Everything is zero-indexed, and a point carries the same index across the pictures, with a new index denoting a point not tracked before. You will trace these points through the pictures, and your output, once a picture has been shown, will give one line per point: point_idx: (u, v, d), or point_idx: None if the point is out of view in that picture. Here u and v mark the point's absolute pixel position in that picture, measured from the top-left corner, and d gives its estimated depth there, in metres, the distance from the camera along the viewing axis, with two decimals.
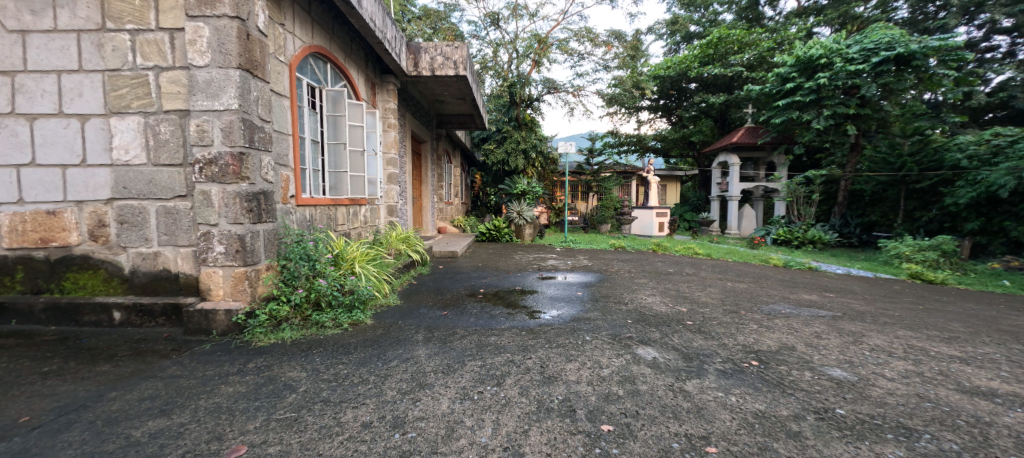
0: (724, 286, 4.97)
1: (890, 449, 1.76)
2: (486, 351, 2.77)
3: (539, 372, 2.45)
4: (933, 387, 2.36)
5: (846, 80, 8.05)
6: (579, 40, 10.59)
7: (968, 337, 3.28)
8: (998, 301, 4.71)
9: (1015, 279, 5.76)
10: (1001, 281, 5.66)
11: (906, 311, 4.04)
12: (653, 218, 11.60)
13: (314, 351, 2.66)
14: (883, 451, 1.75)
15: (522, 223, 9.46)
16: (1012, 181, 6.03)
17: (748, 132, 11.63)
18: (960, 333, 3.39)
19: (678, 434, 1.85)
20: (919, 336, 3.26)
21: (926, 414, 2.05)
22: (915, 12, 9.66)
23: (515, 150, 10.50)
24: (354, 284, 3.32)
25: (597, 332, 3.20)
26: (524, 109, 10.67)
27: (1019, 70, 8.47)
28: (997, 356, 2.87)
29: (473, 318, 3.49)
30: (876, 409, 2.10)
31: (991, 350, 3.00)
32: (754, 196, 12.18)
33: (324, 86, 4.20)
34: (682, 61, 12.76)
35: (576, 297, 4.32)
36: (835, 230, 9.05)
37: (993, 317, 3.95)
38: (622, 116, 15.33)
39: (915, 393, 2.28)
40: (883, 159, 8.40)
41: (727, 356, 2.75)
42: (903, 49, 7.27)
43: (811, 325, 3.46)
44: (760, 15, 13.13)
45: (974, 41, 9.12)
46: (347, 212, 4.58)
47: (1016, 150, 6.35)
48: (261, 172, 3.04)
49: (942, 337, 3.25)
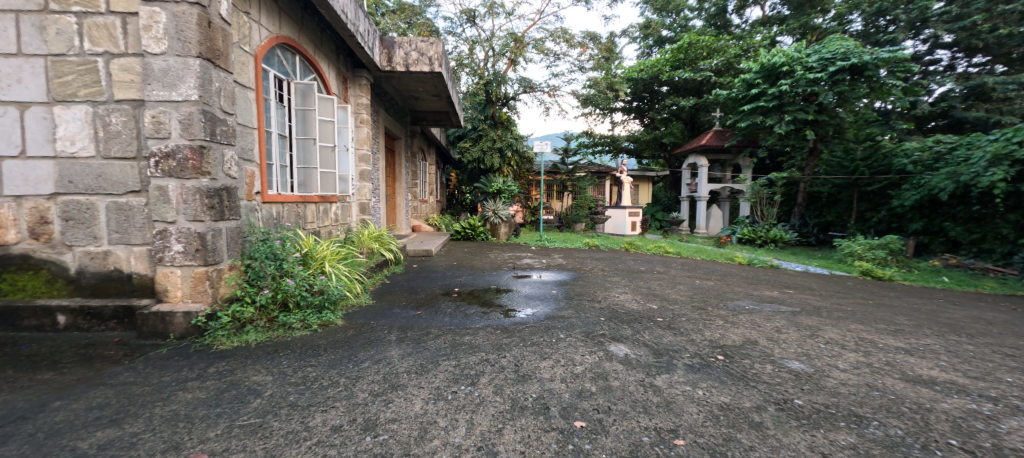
0: (692, 283, 5.12)
1: (842, 436, 1.85)
2: (460, 350, 2.74)
3: (514, 370, 2.45)
4: (881, 376, 2.49)
5: (806, 88, 8.37)
6: (555, 40, 10.53)
7: (911, 329, 3.48)
8: (939, 296, 5.04)
9: (953, 275, 6.17)
10: (942, 277, 6.07)
11: (858, 306, 4.27)
12: (626, 218, 11.81)
13: (281, 353, 2.56)
14: (836, 438, 1.83)
15: (497, 221, 9.40)
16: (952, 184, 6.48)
17: (716, 135, 12.02)
18: (904, 326, 3.60)
19: (648, 428, 1.89)
20: (869, 329, 3.44)
21: (874, 402, 2.16)
22: (868, 25, 10.22)
23: (491, 149, 10.51)
24: (324, 284, 3.22)
25: (571, 329, 3.22)
26: (500, 107, 10.71)
27: (958, 82, 9.09)
28: (937, 347, 3.06)
29: (448, 318, 3.44)
30: (831, 398, 2.19)
31: (931, 341, 3.21)
32: (721, 197, 12.55)
33: (292, 78, 4.04)
34: (655, 64, 13.01)
35: (550, 295, 4.31)
36: (795, 230, 9.47)
37: (934, 310, 4.23)
38: (597, 117, 15.50)
39: (866, 383, 2.40)
40: (839, 163, 8.91)
41: (695, 351, 2.82)
42: (858, 59, 7.64)
43: (772, 320, 3.60)
44: (728, 22, 13.52)
45: (919, 55, 9.77)
46: (317, 210, 4.44)
47: (954, 157, 6.84)
48: (223, 167, 2.91)
49: (889, 330, 3.45)
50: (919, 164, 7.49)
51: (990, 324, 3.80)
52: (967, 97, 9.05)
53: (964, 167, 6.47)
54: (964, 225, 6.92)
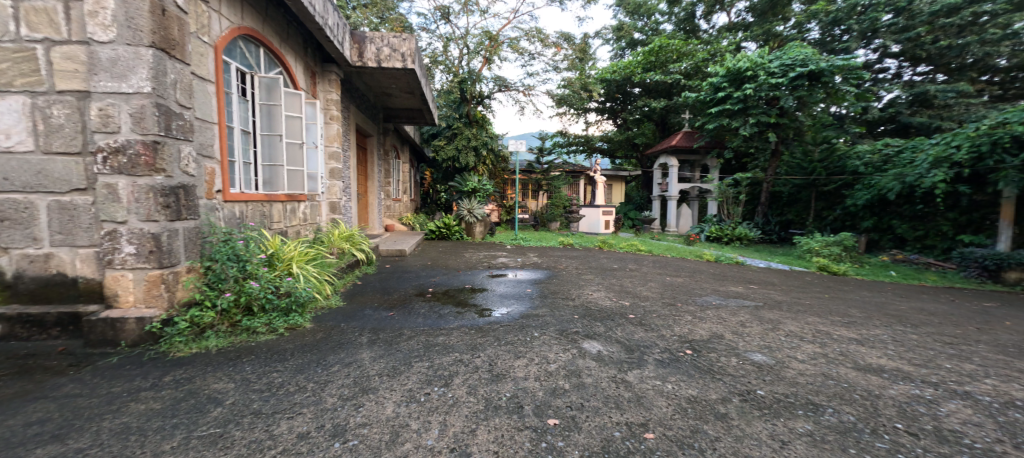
0: (663, 280, 5.23)
1: (801, 423, 1.92)
2: (434, 351, 2.69)
3: (488, 370, 2.42)
4: (835, 366, 2.61)
5: (768, 93, 8.67)
6: (530, 40, 10.53)
7: (863, 321, 3.67)
8: (888, 289, 5.35)
9: (900, 269, 6.56)
10: (890, 272, 6.44)
11: (816, 299, 4.47)
12: (599, 217, 11.99)
13: (245, 359, 2.44)
14: (795, 426, 1.91)
15: (472, 220, 9.33)
16: (898, 185, 6.87)
17: (685, 136, 12.34)
18: (857, 317, 3.79)
19: (619, 422, 1.90)
20: (825, 321, 3.60)
21: (829, 390, 2.26)
22: (825, 34, 10.69)
23: (466, 147, 10.44)
24: (291, 286, 3.11)
25: (546, 328, 3.23)
26: (474, 106, 10.66)
27: (904, 89, 9.58)
28: (885, 336, 3.24)
29: (422, 318, 3.39)
30: (790, 388, 2.28)
31: (881, 331, 3.39)
32: (691, 196, 12.89)
33: (256, 72, 3.88)
34: (627, 66, 13.24)
35: (525, 294, 4.31)
36: (759, 228, 9.82)
37: (884, 303, 4.47)
38: (572, 117, 15.65)
39: (822, 372, 2.50)
40: (798, 164, 9.33)
41: (665, 346, 2.87)
42: (815, 66, 8.00)
43: (737, 314, 3.71)
44: (697, 27, 13.89)
45: (870, 63, 10.30)
46: (284, 209, 4.27)
47: (900, 160, 7.27)
48: (179, 163, 2.75)
49: (843, 321, 3.63)
50: (870, 166, 7.88)
51: (933, 314, 4.04)
52: (911, 104, 9.62)
53: (909, 169, 6.86)
54: (911, 224, 7.36)
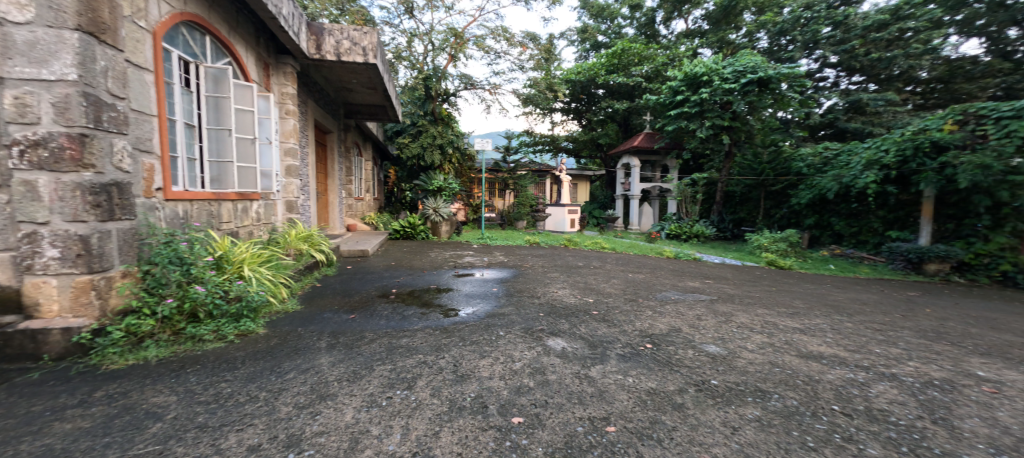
0: (625, 276, 5.35)
1: (750, 410, 2.01)
2: (397, 353, 2.61)
3: (452, 371, 2.38)
4: (781, 354, 2.75)
5: (722, 97, 8.99)
6: (495, 38, 10.47)
7: (806, 311, 3.90)
8: (829, 281, 5.72)
9: (838, 263, 7.04)
10: (830, 265, 6.90)
11: (765, 292, 4.71)
12: (565, 215, 12.23)
13: (189, 369, 2.27)
14: (745, 412, 1.99)
15: (438, 219, 9.19)
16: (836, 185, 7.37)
17: (647, 137, 12.69)
18: (801, 308, 4.02)
19: (582, 417, 1.92)
20: (773, 313, 3.80)
21: (775, 377, 2.38)
22: (773, 42, 11.39)
23: (431, 145, 10.27)
24: (242, 290, 2.93)
25: (511, 326, 3.21)
26: (439, 103, 10.52)
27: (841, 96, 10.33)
28: (825, 325, 3.46)
29: (385, 320, 3.28)
30: (741, 377, 2.38)
31: (821, 320, 3.61)
32: (652, 195, 13.28)
33: (201, 61, 3.63)
34: (591, 67, 13.44)
35: (491, 293, 4.28)
36: (716, 226, 10.24)
37: (826, 294, 4.77)
38: (538, 117, 15.73)
39: (770, 361, 2.63)
40: (749, 165, 9.79)
41: (627, 341, 2.92)
42: (764, 73, 8.41)
43: (694, 308, 3.85)
44: (657, 32, 14.28)
45: (811, 72, 11.01)
46: (235, 208, 4.03)
47: (837, 162, 7.82)
48: (112, 158, 2.53)
49: (789, 312, 3.84)
50: (811, 167, 8.47)
51: (865, 304, 4.37)
52: (847, 111, 10.34)
53: (847, 170, 7.38)
54: (847, 221, 7.93)
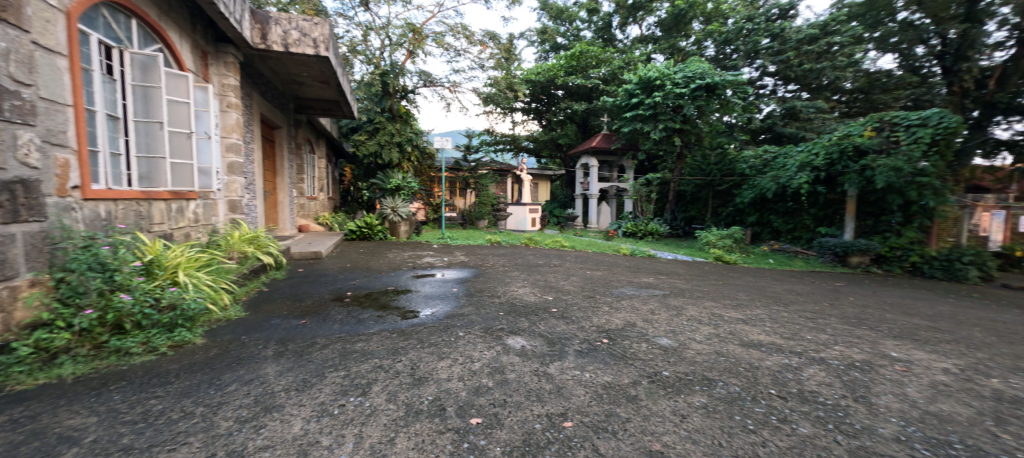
0: (583, 274, 5.44)
1: (697, 398, 2.09)
2: (351, 359, 2.50)
3: (410, 374, 2.30)
4: (726, 344, 2.89)
5: (674, 101, 9.37)
6: (455, 36, 10.32)
7: (748, 303, 4.13)
8: (768, 274, 6.10)
9: (776, 257, 7.53)
10: (769, 259, 7.37)
11: (713, 286, 4.94)
12: (526, 214, 12.30)
13: (113, 387, 2.06)
14: (693, 400, 2.07)
15: (396, 219, 8.95)
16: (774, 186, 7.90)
17: (604, 138, 12.98)
18: (744, 300, 4.25)
19: (540, 415, 1.91)
20: (719, 305, 3.99)
21: (720, 366, 2.49)
22: (719, 51, 12.04)
23: (389, 143, 10.02)
24: (176, 297, 2.70)
25: (471, 326, 3.16)
26: (398, 100, 10.25)
27: (778, 103, 11.06)
28: (763, 315, 3.67)
29: (338, 325, 3.13)
30: (690, 367, 2.47)
31: (761, 311, 3.84)
32: (609, 194, 13.61)
33: (126, 47, 3.31)
34: (551, 68, 13.56)
35: (451, 293, 4.20)
36: (669, 224, 10.64)
37: (767, 287, 5.07)
38: (498, 116, 15.68)
39: (715, 350, 2.75)
40: (698, 166, 10.32)
41: (584, 337, 2.96)
42: (711, 79, 8.83)
43: (648, 303, 3.97)
44: (613, 36, 14.63)
45: (753, 80, 11.70)
46: (169, 209, 3.72)
47: (776, 164, 8.38)
48: (16, 152, 2.30)
49: (734, 304, 4.05)
50: (753, 168, 9.04)
51: (800, 295, 4.69)
52: (784, 117, 11.05)
53: (782, 172, 7.92)
54: (784, 218, 8.57)
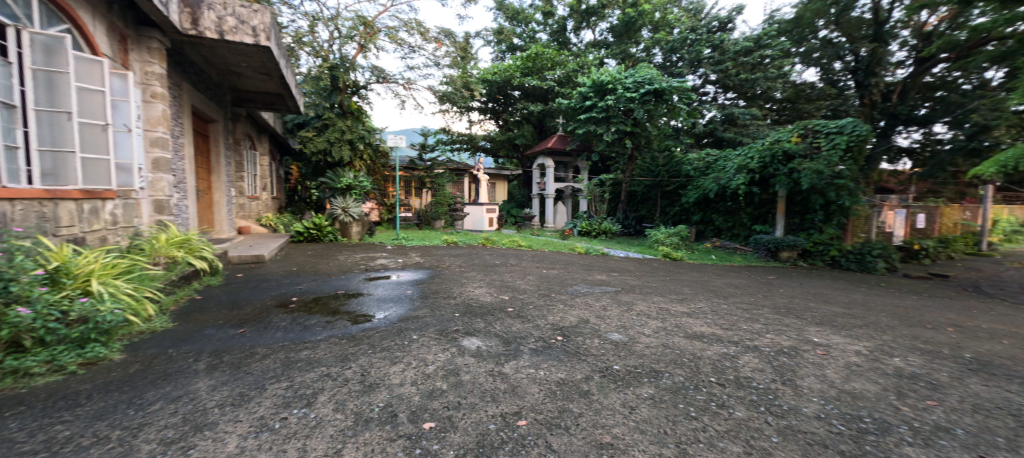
0: (539, 273, 5.48)
1: (645, 390, 2.15)
2: (295, 368, 2.35)
3: (359, 381, 2.19)
4: (672, 336, 3.00)
5: (625, 105, 9.67)
6: (409, 31, 10.07)
7: (692, 297, 4.33)
8: (711, 270, 6.44)
9: (718, 254, 7.98)
10: (712, 256, 7.80)
11: (661, 282, 5.15)
12: (483, 214, 12.23)
13: (8, 413, 1.81)
14: (642, 392, 2.13)
15: (347, 220, 8.60)
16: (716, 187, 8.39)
17: (561, 140, 13.08)
18: (689, 294, 4.46)
19: (494, 415, 1.88)
20: (666, 299, 4.15)
21: (666, 358, 2.58)
22: (665, 60, 12.51)
23: (339, 140, 9.61)
24: (89, 309, 2.42)
25: (425, 329, 3.08)
26: (348, 95, 9.86)
27: (717, 111, 11.70)
28: (706, 308, 3.87)
29: (282, 333, 2.94)
30: (639, 360, 2.54)
31: (704, 304, 4.04)
32: (565, 194, 13.83)
33: (26, 26, 2.94)
34: (507, 69, 13.57)
35: (405, 296, 4.08)
36: (621, 222, 10.98)
37: (711, 281, 5.35)
38: (455, 114, 15.47)
39: (662, 343, 2.85)
40: (648, 168, 10.77)
41: (539, 335, 2.96)
42: (660, 85, 9.19)
43: (600, 299, 4.06)
44: (568, 40, 14.90)
45: (697, 87, 12.31)
46: (81, 210, 3.33)
47: (718, 166, 8.88)
48: None
49: (680, 298, 4.23)
50: (698, 170, 9.56)
51: (738, 288, 4.98)
52: (723, 122, 11.71)
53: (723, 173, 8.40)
54: (724, 217, 9.11)
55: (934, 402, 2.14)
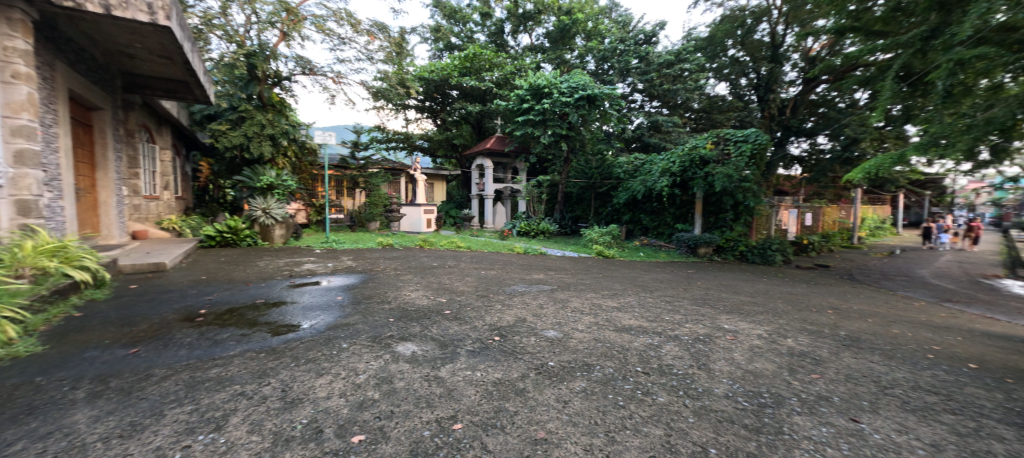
0: (478, 274, 5.44)
1: (578, 383, 2.20)
2: (202, 389, 2.10)
3: (280, 398, 2.01)
4: (602, 330, 3.12)
5: (561, 108, 9.91)
6: (338, 22, 9.56)
7: (622, 292, 4.54)
8: (639, 266, 6.81)
9: (646, 251, 8.46)
10: (640, 253, 8.25)
11: (595, 279, 5.34)
12: (421, 215, 11.89)
13: None
14: (574, 386, 2.17)
15: (269, 222, 7.93)
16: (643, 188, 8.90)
17: (498, 140, 13.20)
18: (619, 290, 4.67)
19: (429, 421, 1.81)
20: (598, 295, 4.32)
21: (598, 351, 2.67)
22: (597, 68, 13.10)
23: (258, 135, 8.84)
24: None
25: (356, 336, 2.91)
26: (269, 86, 9.12)
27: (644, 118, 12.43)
28: (634, 302, 4.07)
29: (186, 350, 2.63)
30: (572, 355, 2.59)
31: (632, 298, 4.25)
32: (504, 195, 13.89)
33: None
34: (444, 68, 13.33)
35: (334, 302, 3.84)
36: (559, 223, 11.26)
37: (640, 277, 5.65)
38: (390, 112, 14.91)
39: (594, 338, 2.94)
40: (582, 170, 11.18)
41: (476, 336, 2.93)
42: (593, 91, 9.57)
43: (537, 298, 4.11)
44: (505, 42, 15.01)
45: (626, 94, 12.98)
46: None
47: (644, 169, 9.43)
48: None
49: (611, 294, 4.41)
50: (627, 172, 10.08)
51: (663, 282, 5.31)
52: (649, 128, 12.46)
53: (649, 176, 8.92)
54: (651, 216, 9.68)
55: (818, 375, 2.43)
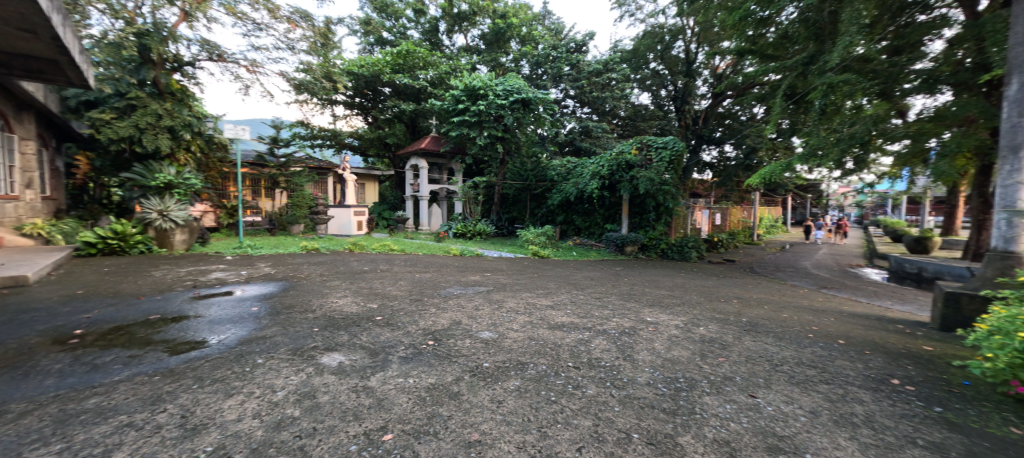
0: (412, 277, 5.26)
1: (513, 382, 2.20)
2: (76, 422, 1.79)
3: (178, 425, 1.77)
4: (537, 328, 3.16)
5: (496, 111, 9.95)
6: (253, 6, 8.75)
7: (555, 290, 4.65)
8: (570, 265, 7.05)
9: (578, 250, 8.76)
10: (573, 252, 8.52)
11: (530, 279, 5.41)
12: (351, 217, 11.22)
13: None
14: (508, 385, 2.17)
15: (167, 226, 7.02)
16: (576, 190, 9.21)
17: (433, 140, 12.91)
18: (552, 288, 4.77)
19: (356, 435, 1.70)
20: (533, 294, 4.38)
21: (532, 350, 2.69)
22: (532, 73, 13.37)
23: (154, 127, 7.82)
24: None
25: (274, 350, 2.66)
26: (167, 71, 8.10)
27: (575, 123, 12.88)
28: (566, 300, 4.18)
29: (55, 378, 2.23)
30: (506, 355, 2.59)
31: (565, 296, 4.36)
32: (439, 196, 13.62)
33: None
34: (375, 63, 12.77)
35: (249, 314, 3.48)
36: (495, 224, 11.28)
37: (573, 276, 5.83)
38: (315, 107, 13.98)
39: (528, 336, 2.97)
40: (518, 172, 11.33)
41: (409, 342, 2.81)
42: (527, 94, 9.75)
43: (473, 300, 4.07)
44: (440, 41, 14.76)
45: (559, 99, 13.35)
46: None
47: (576, 172, 9.77)
48: None
49: (544, 293, 4.50)
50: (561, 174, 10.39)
51: (593, 280, 5.52)
52: (580, 133, 12.91)
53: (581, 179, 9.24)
54: (583, 217, 10.05)
55: (724, 358, 2.66)
